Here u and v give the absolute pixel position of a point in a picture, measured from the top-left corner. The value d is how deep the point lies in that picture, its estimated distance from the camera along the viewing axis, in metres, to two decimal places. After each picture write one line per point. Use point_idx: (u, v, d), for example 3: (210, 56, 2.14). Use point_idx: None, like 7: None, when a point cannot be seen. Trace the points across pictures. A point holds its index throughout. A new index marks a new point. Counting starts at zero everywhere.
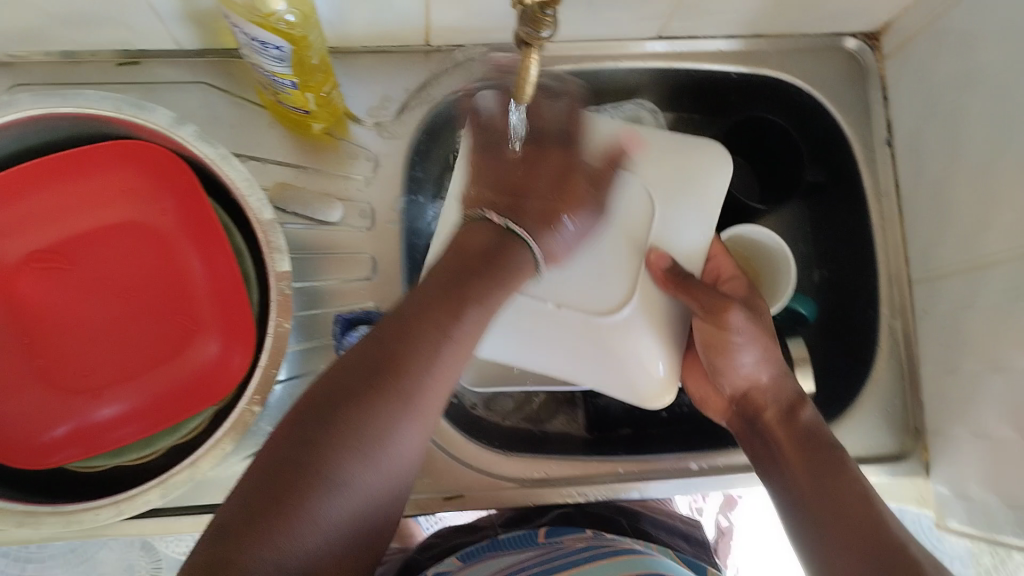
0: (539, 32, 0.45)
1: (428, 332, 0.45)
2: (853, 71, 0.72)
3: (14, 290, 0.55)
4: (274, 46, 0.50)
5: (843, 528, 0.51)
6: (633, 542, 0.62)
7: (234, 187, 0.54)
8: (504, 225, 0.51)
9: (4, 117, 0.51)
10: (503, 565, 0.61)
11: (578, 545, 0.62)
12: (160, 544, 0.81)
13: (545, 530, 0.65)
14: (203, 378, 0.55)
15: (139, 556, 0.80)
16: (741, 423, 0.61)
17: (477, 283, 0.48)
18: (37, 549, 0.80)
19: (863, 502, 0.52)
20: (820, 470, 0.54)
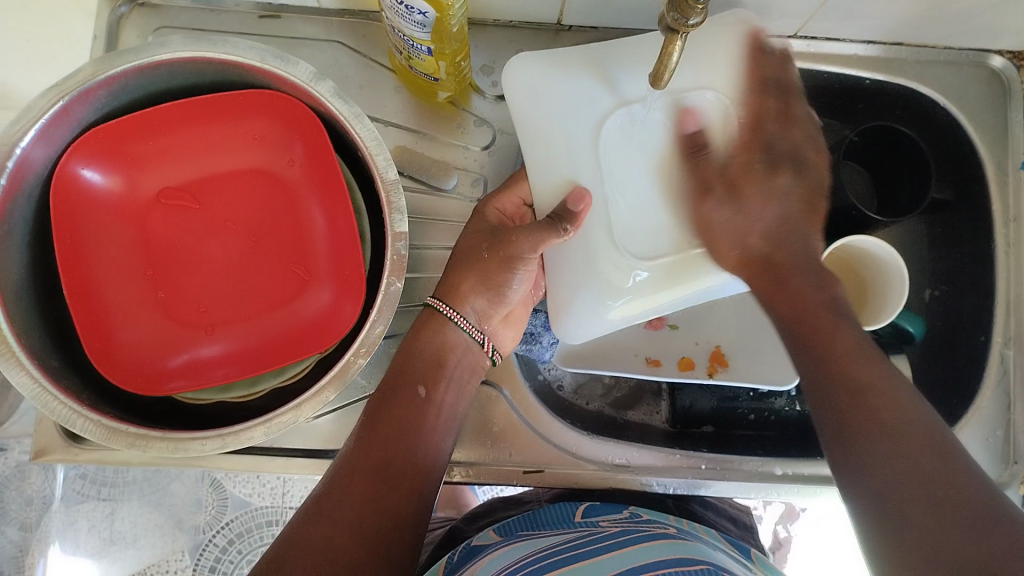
0: (687, 19, 0.44)
1: (415, 403, 0.55)
2: (994, 90, 0.68)
3: (146, 223, 0.58)
4: (420, 11, 0.51)
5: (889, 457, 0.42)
6: (670, 527, 0.59)
7: (364, 146, 0.55)
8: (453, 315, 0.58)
9: (157, 57, 0.54)
10: (537, 543, 0.57)
11: (615, 528, 0.58)
12: (228, 484, 0.86)
13: (585, 508, 0.63)
14: (314, 326, 0.57)
15: (208, 493, 0.86)
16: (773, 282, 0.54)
17: (436, 371, 0.57)
18: (114, 475, 0.84)
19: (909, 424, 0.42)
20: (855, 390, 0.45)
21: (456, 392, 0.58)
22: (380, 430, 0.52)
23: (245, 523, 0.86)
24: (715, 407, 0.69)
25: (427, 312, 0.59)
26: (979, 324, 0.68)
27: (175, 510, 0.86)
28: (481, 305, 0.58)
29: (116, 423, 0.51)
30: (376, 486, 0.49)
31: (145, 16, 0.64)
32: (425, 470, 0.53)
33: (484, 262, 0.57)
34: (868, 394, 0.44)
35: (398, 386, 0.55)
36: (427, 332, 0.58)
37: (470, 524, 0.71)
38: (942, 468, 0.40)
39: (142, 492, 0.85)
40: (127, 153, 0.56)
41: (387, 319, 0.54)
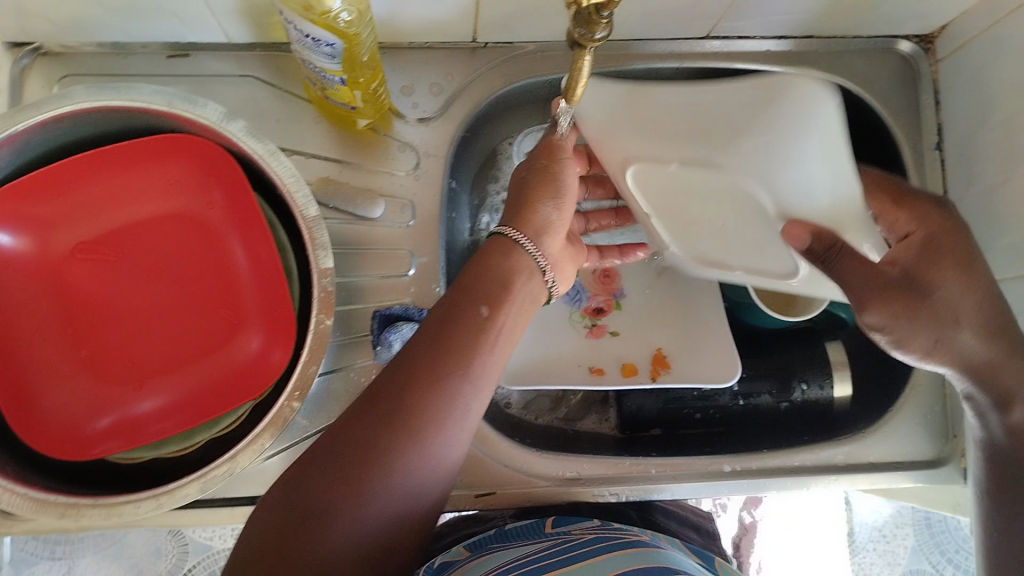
0: (592, 34, 0.44)
1: (470, 323, 0.50)
2: (904, 74, 0.70)
3: (61, 281, 0.55)
4: (327, 42, 0.50)
5: None
6: (642, 534, 0.59)
7: (281, 183, 0.54)
8: (519, 240, 0.55)
9: (57, 109, 0.52)
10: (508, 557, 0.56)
11: (587, 537, 0.57)
12: (187, 530, 0.87)
13: (554, 519, 0.62)
14: (248, 370, 0.56)
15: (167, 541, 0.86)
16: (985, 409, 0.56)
17: (494, 289, 0.52)
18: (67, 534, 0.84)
19: None
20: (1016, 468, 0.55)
21: (519, 313, 0.53)
22: (433, 345, 0.49)
23: (207, 568, 0.86)
24: (663, 409, 0.68)
25: (495, 239, 0.55)
26: None
27: (135, 560, 0.86)
28: (547, 209, 0.57)
29: (42, 494, 0.49)
30: (415, 403, 0.47)
31: (48, 65, 0.62)
32: (481, 387, 0.49)
33: (531, 182, 0.57)
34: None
35: (461, 306, 0.51)
36: (498, 255, 0.54)
37: (437, 543, 0.70)
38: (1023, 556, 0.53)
39: (96, 547, 0.85)
40: (34, 209, 0.54)
41: (319, 359, 0.53)
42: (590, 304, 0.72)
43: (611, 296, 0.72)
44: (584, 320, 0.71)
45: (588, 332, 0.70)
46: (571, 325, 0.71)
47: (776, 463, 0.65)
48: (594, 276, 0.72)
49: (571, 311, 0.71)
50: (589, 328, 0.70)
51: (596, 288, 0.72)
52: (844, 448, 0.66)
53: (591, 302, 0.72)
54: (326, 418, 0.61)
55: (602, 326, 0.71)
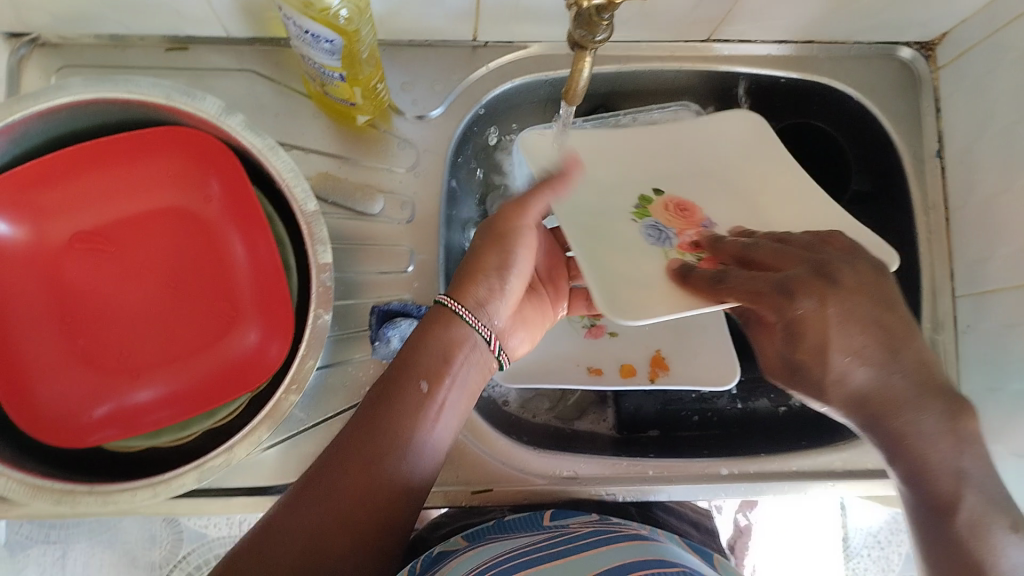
0: (594, 36, 0.45)
1: (407, 403, 0.51)
2: (904, 80, 0.70)
3: (58, 271, 0.56)
4: (326, 38, 0.50)
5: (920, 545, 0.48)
6: (640, 527, 0.59)
7: (280, 178, 0.54)
8: (458, 309, 0.54)
9: (55, 101, 0.52)
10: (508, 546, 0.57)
11: (584, 530, 0.58)
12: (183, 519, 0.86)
13: (553, 512, 0.63)
14: (245, 363, 0.56)
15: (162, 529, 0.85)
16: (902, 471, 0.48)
17: (433, 362, 0.52)
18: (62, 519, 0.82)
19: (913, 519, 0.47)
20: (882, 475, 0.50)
21: (462, 387, 0.54)
22: (371, 430, 0.49)
23: (202, 557, 0.85)
24: (660, 410, 0.70)
25: (439, 308, 0.54)
26: None
27: (129, 548, 0.83)
28: (491, 283, 0.55)
29: (39, 480, 0.49)
30: (353, 491, 0.48)
31: (47, 57, 0.62)
32: (415, 469, 0.50)
33: (481, 245, 0.56)
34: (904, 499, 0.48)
35: (400, 389, 0.51)
36: (437, 326, 0.53)
37: (433, 532, 0.69)
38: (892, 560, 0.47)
39: (91, 533, 0.82)
40: (32, 199, 0.54)
41: (317, 352, 0.53)
42: (683, 240, 0.61)
43: (699, 229, 0.62)
44: (687, 255, 0.59)
45: (703, 264, 0.58)
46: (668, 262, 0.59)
47: (773, 467, 0.66)
48: (666, 211, 0.63)
49: (663, 250, 0.60)
50: (698, 265, 0.58)
51: (677, 223, 0.62)
52: (842, 455, 0.66)
53: (682, 238, 0.61)
54: (323, 412, 0.61)
55: (709, 257, 0.59)
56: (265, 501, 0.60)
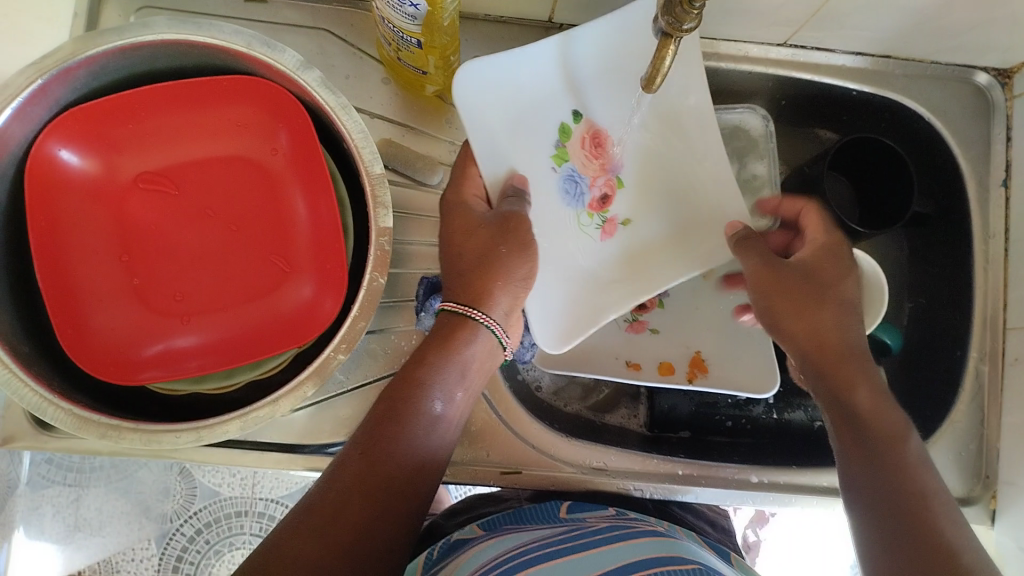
0: (681, 23, 0.44)
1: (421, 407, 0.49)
2: (978, 105, 0.69)
3: (123, 208, 0.57)
4: (411, 3, 0.50)
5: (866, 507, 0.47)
6: (658, 524, 0.59)
7: (349, 138, 0.54)
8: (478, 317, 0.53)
9: (140, 39, 0.53)
10: (530, 537, 0.56)
11: (601, 525, 0.57)
12: (197, 473, 0.87)
13: (570, 505, 0.62)
14: (295, 318, 0.57)
15: (176, 481, 0.87)
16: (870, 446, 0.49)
17: (443, 372, 0.50)
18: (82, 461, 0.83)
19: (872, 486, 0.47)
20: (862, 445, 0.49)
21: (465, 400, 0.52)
22: (385, 433, 0.47)
23: (213, 514, 0.87)
24: (694, 412, 0.70)
25: (454, 317, 0.53)
26: (956, 339, 0.68)
27: (142, 498, 0.86)
28: (518, 291, 0.55)
29: (87, 413, 0.50)
30: (372, 493, 0.45)
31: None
32: (425, 476, 0.48)
33: (507, 257, 0.54)
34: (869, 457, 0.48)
35: (414, 396, 0.49)
36: (456, 339, 0.52)
37: (450, 520, 0.69)
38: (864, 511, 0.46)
39: (109, 479, 0.84)
40: (106, 134, 0.55)
41: (368, 315, 0.53)
42: (595, 194, 0.64)
43: (609, 173, 0.65)
44: (593, 219, 0.64)
45: (603, 233, 0.64)
46: (580, 228, 0.64)
47: (800, 480, 0.66)
48: (582, 151, 0.64)
49: (576, 213, 0.64)
50: (602, 227, 0.64)
51: (591, 170, 0.64)
52: None
53: (593, 192, 0.64)
54: (361, 376, 0.62)
55: (614, 219, 0.65)
56: (295, 458, 0.60)
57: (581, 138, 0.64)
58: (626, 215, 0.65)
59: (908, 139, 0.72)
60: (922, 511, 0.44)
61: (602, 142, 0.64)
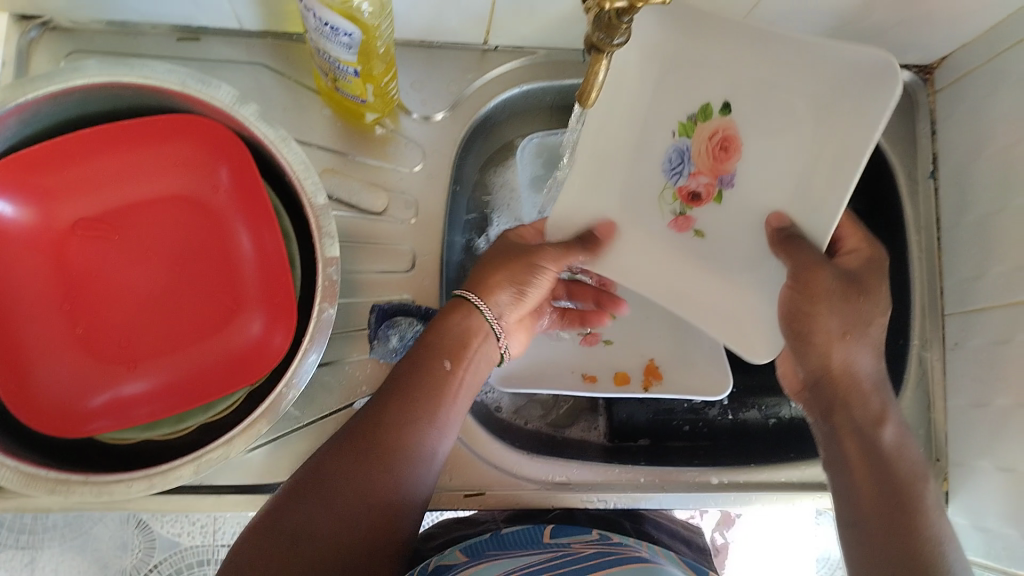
0: (611, 39, 0.45)
1: (430, 370, 0.53)
2: (901, 102, 0.72)
3: (60, 255, 0.55)
4: (345, 32, 0.50)
5: (870, 502, 0.54)
6: (641, 549, 0.59)
7: (290, 170, 0.54)
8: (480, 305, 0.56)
9: (70, 82, 0.52)
10: (511, 563, 0.56)
11: (587, 552, 0.57)
12: (156, 523, 0.85)
13: (552, 529, 0.62)
14: (246, 355, 0.55)
15: (134, 534, 0.85)
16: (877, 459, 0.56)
17: (448, 335, 0.55)
18: (33, 521, 0.83)
19: (878, 485, 0.54)
20: (881, 464, 0.55)
21: (479, 368, 0.57)
22: (398, 397, 0.52)
23: (173, 564, 0.85)
24: (653, 419, 0.71)
25: (456, 299, 0.57)
26: (899, 328, 0.70)
27: (100, 555, 0.84)
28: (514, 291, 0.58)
29: (33, 469, 0.48)
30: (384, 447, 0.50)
31: (56, 39, 0.62)
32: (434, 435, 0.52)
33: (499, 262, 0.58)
34: (871, 466, 0.56)
35: (426, 364, 0.53)
36: (459, 313, 0.56)
37: (426, 543, 0.69)
38: (875, 512, 0.53)
39: (64, 537, 0.83)
40: (38, 181, 0.54)
41: (319, 347, 0.52)
42: (689, 185, 0.66)
43: (716, 181, 0.65)
44: (575, 328, 0.71)
45: (672, 221, 0.67)
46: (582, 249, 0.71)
47: (761, 477, 0.66)
48: (707, 143, 0.64)
49: (564, 319, 0.71)
50: (674, 216, 0.67)
51: (703, 164, 0.65)
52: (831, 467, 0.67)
53: (584, 305, 0.71)
54: (317, 410, 0.61)
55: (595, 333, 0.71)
56: (255, 498, 0.59)
57: (715, 131, 0.63)
58: (701, 225, 0.67)
59: None
60: (905, 520, 0.52)
61: (729, 147, 0.63)
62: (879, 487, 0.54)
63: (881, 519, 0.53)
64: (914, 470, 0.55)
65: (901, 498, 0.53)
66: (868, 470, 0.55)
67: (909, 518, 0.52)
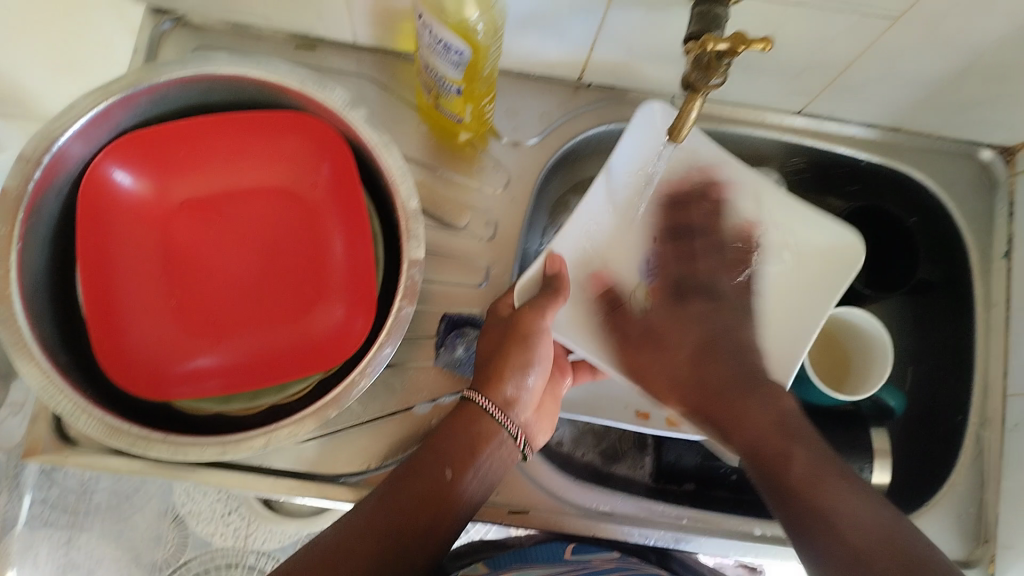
0: (707, 80, 0.47)
1: (425, 478, 0.53)
2: (982, 180, 0.72)
3: (167, 229, 0.59)
4: (456, 51, 0.53)
5: (784, 505, 0.51)
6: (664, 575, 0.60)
7: (389, 174, 0.57)
8: (488, 407, 0.56)
9: (201, 70, 0.56)
10: None
11: None
12: (191, 522, 0.84)
13: (575, 546, 0.64)
14: (326, 340, 0.58)
15: (168, 528, 0.84)
16: (762, 463, 0.53)
17: (450, 446, 0.54)
18: (75, 502, 0.85)
19: (773, 479, 0.52)
20: (769, 465, 0.53)
21: (484, 482, 0.55)
22: (391, 500, 0.51)
23: (203, 565, 0.83)
24: (700, 464, 0.71)
25: (463, 404, 0.56)
26: (958, 404, 0.69)
27: (132, 544, 0.84)
28: (518, 380, 0.56)
29: (119, 423, 0.51)
30: (372, 545, 0.49)
31: (183, 35, 0.66)
32: (429, 540, 0.51)
33: (504, 348, 0.57)
34: (770, 463, 0.53)
35: (423, 468, 0.53)
36: (464, 422, 0.55)
37: (453, 561, 0.68)
38: (786, 504, 0.51)
39: (103, 519, 0.83)
40: (157, 159, 0.58)
41: (396, 341, 0.54)
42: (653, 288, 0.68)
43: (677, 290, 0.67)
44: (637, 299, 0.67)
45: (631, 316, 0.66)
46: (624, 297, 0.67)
47: None
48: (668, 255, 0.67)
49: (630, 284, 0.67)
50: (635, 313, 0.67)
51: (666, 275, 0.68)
52: None
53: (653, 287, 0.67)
54: (377, 409, 0.62)
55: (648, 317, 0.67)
56: (309, 485, 0.60)
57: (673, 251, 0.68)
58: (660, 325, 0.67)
59: (914, 206, 0.74)
60: (809, 498, 0.50)
61: None
62: (777, 488, 0.52)
63: (794, 511, 0.50)
64: (793, 446, 0.53)
65: (791, 486, 0.51)
66: (766, 474, 0.53)
67: (808, 489, 0.50)
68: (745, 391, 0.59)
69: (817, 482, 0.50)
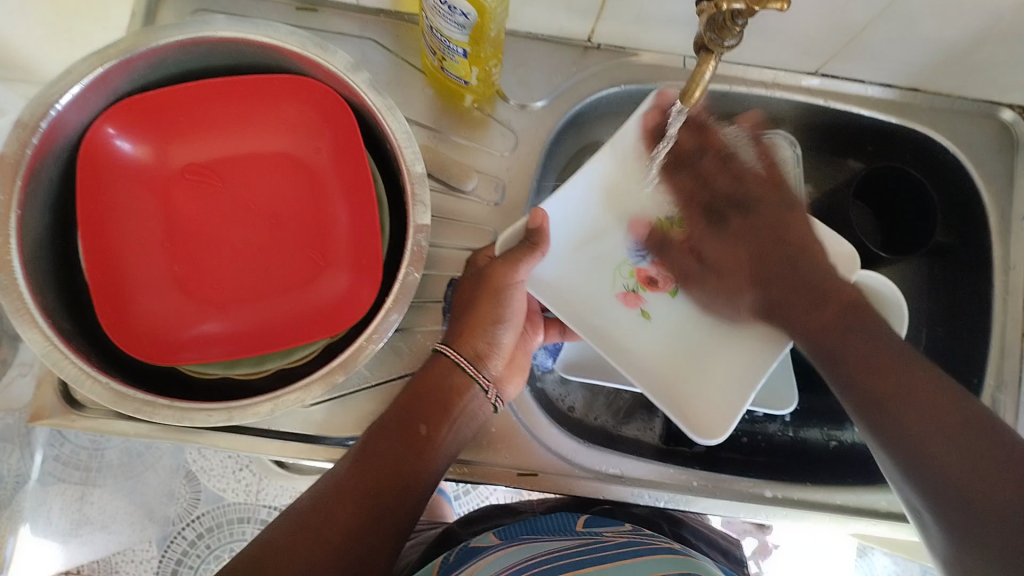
0: (722, 41, 0.46)
1: (400, 435, 0.52)
2: (1002, 141, 0.71)
3: (168, 197, 0.58)
4: (462, 12, 0.52)
5: (887, 406, 0.55)
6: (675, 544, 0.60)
7: (393, 139, 0.56)
8: (459, 362, 0.55)
9: (199, 33, 0.55)
10: (543, 548, 0.58)
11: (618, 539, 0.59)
12: (203, 478, 0.96)
13: (586, 518, 0.64)
14: (330, 308, 0.58)
15: (181, 484, 0.96)
16: (858, 357, 0.58)
17: (424, 404, 0.54)
18: (86, 460, 0.91)
19: (880, 376, 0.56)
20: (893, 382, 0.55)
21: (459, 435, 0.55)
22: (368, 458, 0.51)
23: (216, 518, 0.96)
24: None
25: (434, 357, 0.56)
26: (973, 367, 0.69)
27: (145, 501, 0.95)
28: (490, 336, 0.57)
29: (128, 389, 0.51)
30: (351, 504, 0.49)
31: None
32: (406, 495, 0.51)
33: (476, 301, 0.56)
34: (852, 353, 0.59)
35: (397, 425, 0.53)
36: (436, 375, 0.55)
37: (465, 528, 0.69)
38: (884, 397, 0.55)
39: (117, 477, 0.93)
40: (157, 122, 0.57)
41: (402, 308, 0.54)
42: (648, 270, 0.70)
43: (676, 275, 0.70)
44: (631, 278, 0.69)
45: (621, 293, 0.69)
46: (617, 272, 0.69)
47: (815, 498, 0.66)
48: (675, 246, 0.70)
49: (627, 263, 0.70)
50: (625, 290, 0.69)
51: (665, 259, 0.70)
52: (888, 496, 0.66)
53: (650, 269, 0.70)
54: (388, 372, 0.62)
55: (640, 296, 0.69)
56: (319, 450, 0.61)
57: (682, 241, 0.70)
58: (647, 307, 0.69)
59: (931, 168, 0.73)
60: (903, 389, 0.55)
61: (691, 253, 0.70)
62: (867, 399, 0.57)
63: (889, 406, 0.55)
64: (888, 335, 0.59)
65: (880, 392, 0.56)
66: (874, 367, 0.57)
67: (904, 390, 0.55)
68: (816, 299, 0.64)
69: (908, 387, 0.55)
